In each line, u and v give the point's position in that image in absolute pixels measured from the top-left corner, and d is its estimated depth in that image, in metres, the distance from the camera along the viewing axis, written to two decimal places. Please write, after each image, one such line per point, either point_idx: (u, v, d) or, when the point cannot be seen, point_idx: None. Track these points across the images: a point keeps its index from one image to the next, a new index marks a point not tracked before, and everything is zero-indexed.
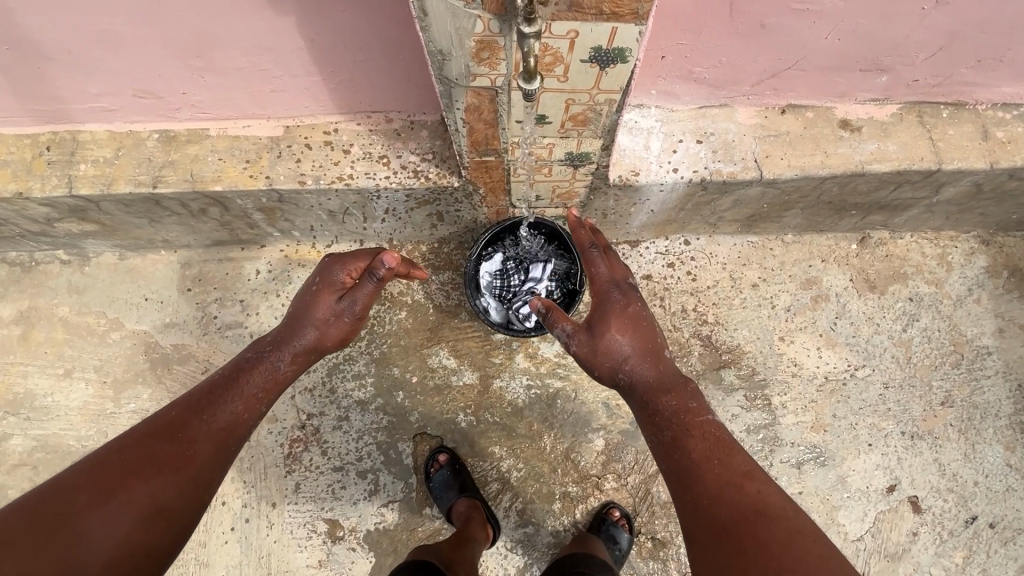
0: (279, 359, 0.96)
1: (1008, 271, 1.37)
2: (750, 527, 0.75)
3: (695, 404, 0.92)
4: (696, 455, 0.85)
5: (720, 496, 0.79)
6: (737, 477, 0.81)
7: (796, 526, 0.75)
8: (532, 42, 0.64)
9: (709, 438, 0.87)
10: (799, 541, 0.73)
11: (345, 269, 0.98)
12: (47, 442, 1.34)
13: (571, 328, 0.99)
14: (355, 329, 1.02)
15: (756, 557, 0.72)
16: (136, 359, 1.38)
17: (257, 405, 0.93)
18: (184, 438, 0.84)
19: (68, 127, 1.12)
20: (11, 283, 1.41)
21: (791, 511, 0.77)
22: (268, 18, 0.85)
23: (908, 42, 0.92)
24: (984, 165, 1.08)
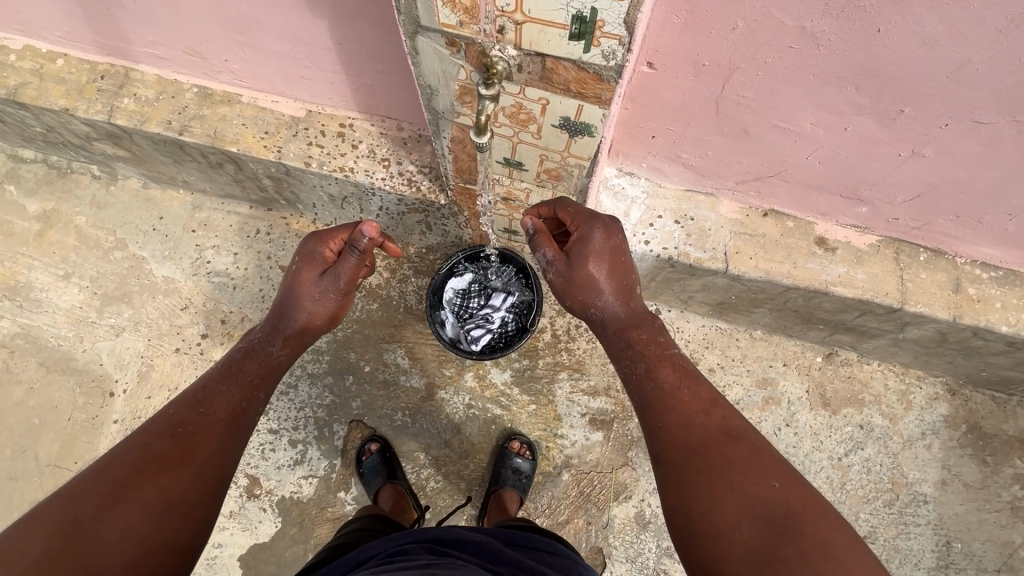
0: (270, 344, 0.97)
1: (967, 426, 1.36)
2: (720, 449, 0.77)
3: (661, 336, 0.94)
4: (668, 384, 0.87)
5: (691, 421, 0.82)
6: (708, 403, 0.84)
7: (763, 447, 0.78)
8: (487, 103, 0.70)
9: (678, 367, 0.89)
10: (766, 460, 0.76)
11: (326, 243, 1.01)
12: (30, 332, 1.46)
13: (553, 255, 0.96)
14: (343, 305, 1.04)
15: (727, 474, 0.74)
16: (129, 280, 1.49)
17: (255, 393, 0.91)
18: (186, 432, 0.79)
19: (124, 63, 1.24)
20: (44, 183, 1.55)
21: (755, 434, 0.80)
22: (305, 17, 0.95)
23: (885, 181, 0.95)
24: (946, 315, 1.09)
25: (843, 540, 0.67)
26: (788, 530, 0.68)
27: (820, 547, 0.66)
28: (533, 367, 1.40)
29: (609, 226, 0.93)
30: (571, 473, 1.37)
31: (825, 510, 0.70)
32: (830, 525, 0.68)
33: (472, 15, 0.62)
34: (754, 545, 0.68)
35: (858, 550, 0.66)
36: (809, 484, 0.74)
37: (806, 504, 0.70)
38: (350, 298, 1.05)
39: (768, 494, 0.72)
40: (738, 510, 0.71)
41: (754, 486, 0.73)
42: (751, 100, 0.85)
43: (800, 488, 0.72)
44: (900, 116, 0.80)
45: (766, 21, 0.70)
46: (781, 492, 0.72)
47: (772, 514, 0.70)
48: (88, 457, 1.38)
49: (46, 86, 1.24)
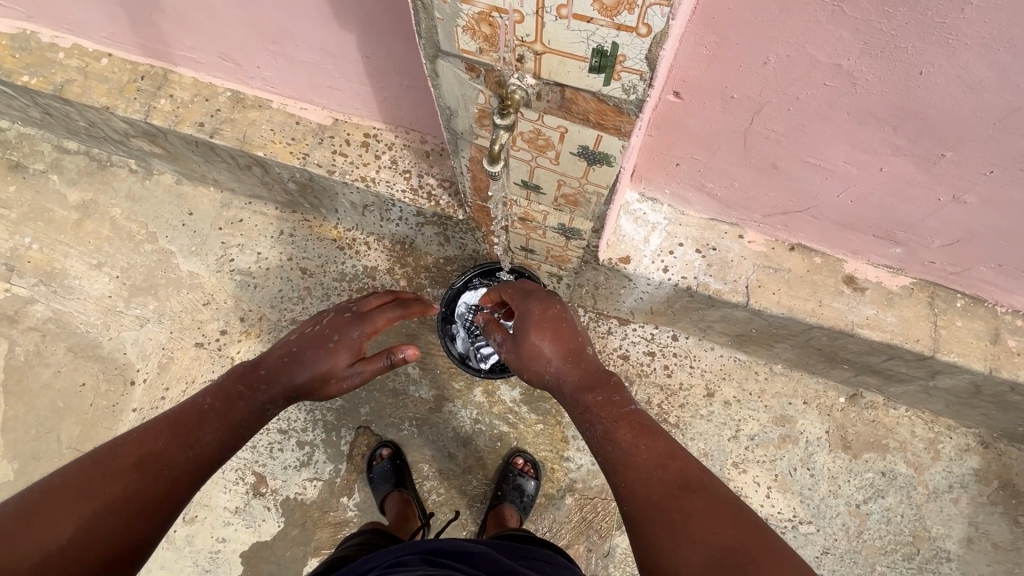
0: None
1: (999, 482, 1.28)
2: (682, 502, 0.74)
3: (618, 397, 0.90)
4: (628, 441, 0.83)
5: (653, 474, 0.79)
6: (667, 451, 0.81)
7: (724, 496, 0.75)
8: (501, 133, 0.69)
9: (637, 422, 0.86)
10: (725, 507, 0.73)
11: (339, 294, 1.09)
12: (61, 317, 1.51)
13: (502, 337, 1.04)
14: None
15: (689, 529, 0.71)
16: (156, 273, 1.54)
17: (247, 415, 0.91)
18: (160, 465, 0.74)
19: (163, 65, 1.28)
20: (85, 174, 1.61)
21: (716, 481, 0.78)
22: (335, 30, 0.95)
23: (921, 224, 0.91)
24: (981, 367, 1.03)
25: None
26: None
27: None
28: (543, 387, 1.39)
29: (544, 300, 1.02)
30: (574, 497, 1.34)
31: (784, 554, 0.68)
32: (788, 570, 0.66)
33: (492, 42, 0.61)
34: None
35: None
36: (768, 528, 0.71)
37: (764, 551, 0.68)
38: None
39: (726, 543, 0.69)
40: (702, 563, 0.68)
41: (713, 535, 0.70)
42: (780, 135, 0.81)
43: (759, 534, 0.70)
44: (940, 160, 0.76)
45: (800, 57, 0.67)
46: (739, 539, 0.69)
47: (731, 561, 0.67)
48: (106, 443, 1.43)
49: (89, 84, 1.29)
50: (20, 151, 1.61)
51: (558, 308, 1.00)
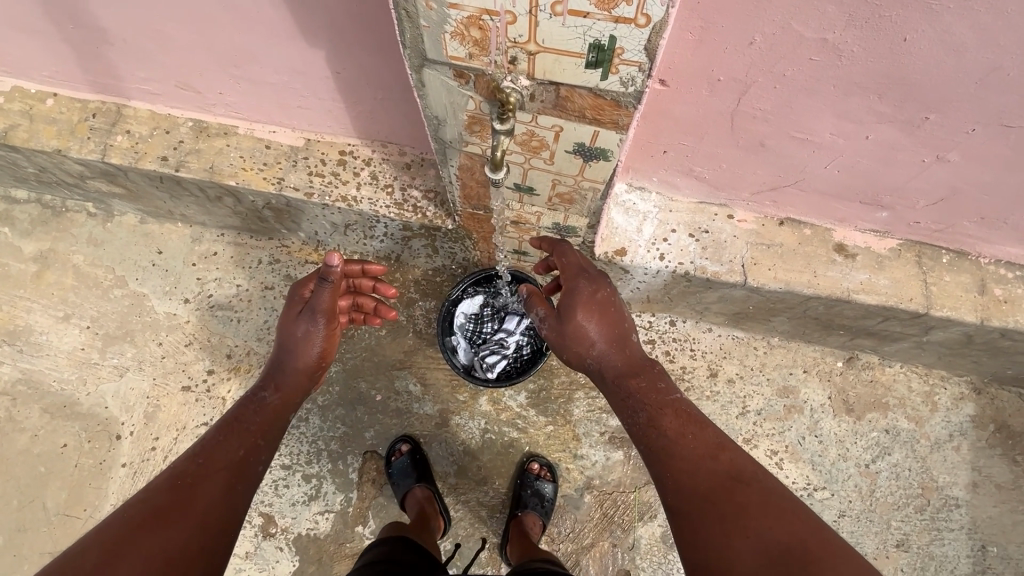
0: (263, 391, 1.00)
1: (995, 425, 1.33)
2: (733, 498, 0.75)
3: (662, 384, 0.93)
4: (674, 434, 0.85)
5: (702, 470, 0.80)
6: (714, 448, 0.83)
7: (779, 494, 0.76)
8: (501, 139, 0.68)
9: (683, 415, 0.88)
10: (780, 504, 0.74)
11: (301, 288, 1.08)
12: (31, 377, 1.42)
13: (546, 312, 1.01)
14: (330, 337, 1.07)
15: (743, 523, 0.72)
16: (130, 318, 1.46)
17: (256, 443, 0.92)
18: (186, 484, 0.80)
19: (115, 100, 1.21)
20: (40, 223, 1.51)
21: (768, 479, 0.79)
22: (301, 47, 0.92)
23: (907, 187, 0.93)
24: (974, 318, 1.07)
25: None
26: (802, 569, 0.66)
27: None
28: (548, 388, 1.37)
29: (595, 278, 0.96)
30: (593, 494, 1.34)
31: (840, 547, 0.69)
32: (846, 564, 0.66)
33: (482, 46, 0.59)
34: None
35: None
36: (823, 526, 0.72)
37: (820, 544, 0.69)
38: (337, 330, 1.08)
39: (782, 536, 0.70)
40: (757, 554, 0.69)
41: (767, 529, 0.71)
42: (768, 113, 0.82)
43: (815, 528, 0.71)
44: (925, 123, 0.77)
45: (785, 34, 0.68)
46: (796, 533, 0.70)
47: (786, 551, 0.68)
48: (97, 504, 1.35)
49: (37, 128, 1.21)
50: None
51: (608, 290, 0.96)
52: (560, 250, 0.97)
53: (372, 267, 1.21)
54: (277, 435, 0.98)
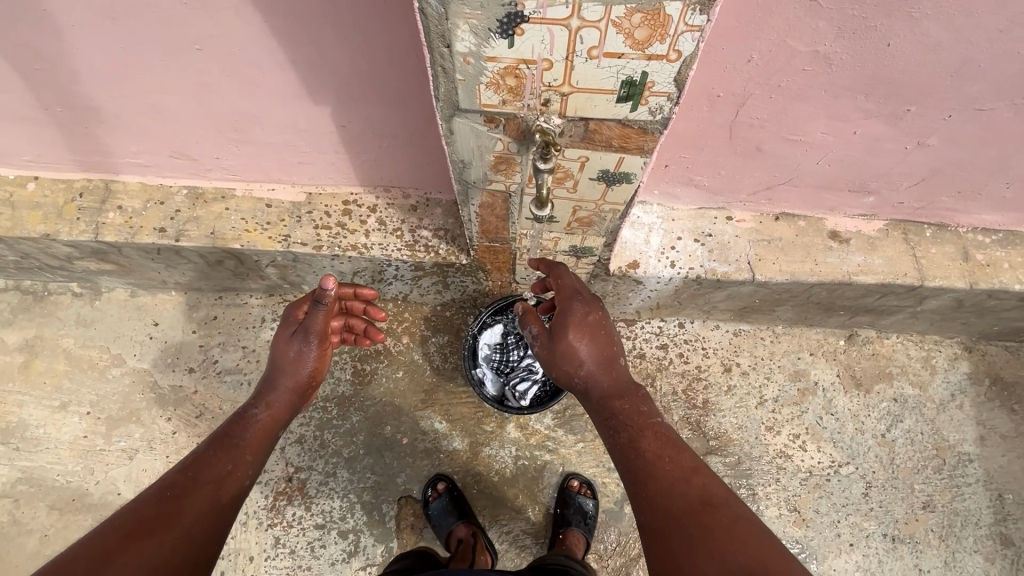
0: (254, 408, 0.99)
1: (990, 379, 1.42)
2: (701, 520, 0.76)
3: (646, 406, 0.94)
4: (651, 456, 0.87)
5: (675, 493, 0.81)
6: (690, 474, 0.83)
7: (750, 522, 0.76)
8: (545, 177, 0.69)
9: (663, 439, 0.89)
10: (748, 531, 0.75)
11: (297, 308, 1.04)
12: (32, 474, 1.34)
13: (537, 331, 1.01)
14: (321, 361, 1.04)
15: (706, 546, 0.73)
16: (133, 397, 1.40)
17: (245, 459, 0.92)
18: (174, 497, 0.80)
19: (102, 177, 1.18)
20: (22, 311, 1.44)
21: (741, 508, 0.79)
22: (306, 106, 0.92)
23: (892, 173, 1.00)
24: (964, 284, 1.15)
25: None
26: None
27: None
28: (573, 406, 1.39)
29: (588, 301, 0.97)
30: (632, 504, 1.35)
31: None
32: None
33: (516, 92, 0.62)
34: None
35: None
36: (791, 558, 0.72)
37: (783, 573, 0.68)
38: (328, 352, 1.05)
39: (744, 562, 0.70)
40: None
41: (729, 554, 0.71)
42: (764, 121, 0.87)
43: (781, 559, 0.71)
44: (907, 115, 0.84)
45: (780, 50, 0.73)
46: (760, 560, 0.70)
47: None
48: None
49: (19, 214, 1.17)
50: None
51: (602, 314, 0.97)
52: (557, 271, 0.99)
53: (364, 291, 1.17)
54: (266, 451, 0.98)
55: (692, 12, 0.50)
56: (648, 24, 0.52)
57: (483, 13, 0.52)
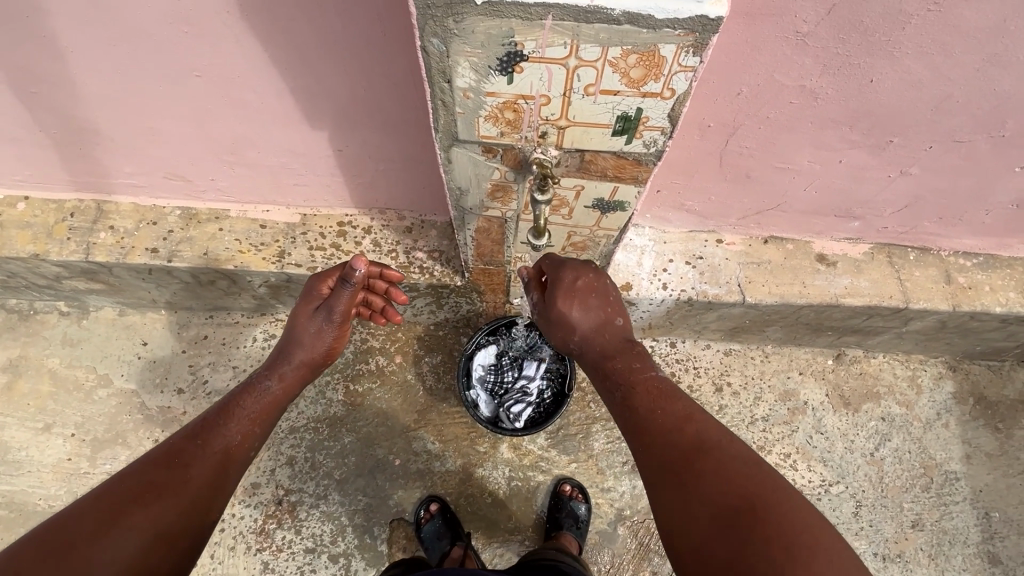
0: (265, 379, 0.97)
1: (974, 398, 1.45)
2: (709, 472, 0.70)
3: (638, 365, 0.89)
4: (651, 413, 0.81)
5: (677, 445, 0.75)
6: (690, 423, 0.77)
7: (762, 468, 0.70)
8: (542, 208, 0.71)
9: (660, 392, 0.83)
10: (760, 478, 0.68)
11: (323, 280, 1.01)
12: (13, 499, 1.31)
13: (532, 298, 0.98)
14: (340, 340, 1.05)
15: (718, 500, 0.67)
16: (119, 418, 1.38)
17: (253, 429, 0.91)
18: (180, 463, 0.78)
19: (95, 197, 1.18)
20: (7, 330, 1.42)
21: (751, 453, 0.73)
22: (303, 131, 0.93)
23: (876, 199, 1.03)
24: (947, 306, 1.18)
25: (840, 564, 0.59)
26: (777, 550, 0.61)
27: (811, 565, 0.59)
28: (566, 426, 1.39)
29: (578, 266, 0.91)
30: (626, 525, 1.35)
31: (826, 529, 0.63)
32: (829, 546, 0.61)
33: (514, 125, 0.63)
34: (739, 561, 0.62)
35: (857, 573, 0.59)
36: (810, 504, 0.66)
37: (803, 523, 0.63)
38: (347, 329, 1.06)
39: (761, 514, 0.64)
40: (728, 530, 0.65)
41: (743, 506, 0.66)
42: (753, 150, 0.90)
43: (802, 508, 0.65)
44: (889, 146, 0.87)
45: (769, 84, 0.76)
46: (777, 510, 0.64)
47: (759, 530, 0.63)
48: None
49: (9, 234, 1.16)
50: None
51: (595, 273, 0.93)
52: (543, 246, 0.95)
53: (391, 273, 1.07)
54: (272, 426, 0.96)
55: (685, 54, 0.52)
56: (643, 64, 0.53)
57: (483, 52, 0.53)
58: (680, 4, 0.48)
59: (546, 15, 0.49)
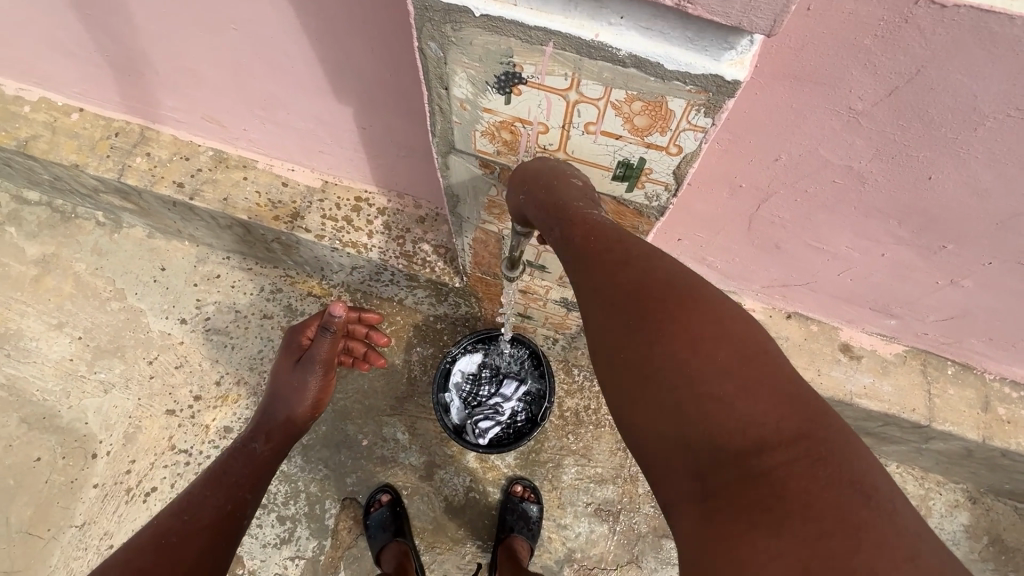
0: (253, 442, 0.99)
1: (988, 537, 1.30)
2: (635, 320, 0.49)
3: (576, 204, 0.57)
4: (586, 256, 0.54)
5: (607, 283, 0.52)
6: (627, 254, 0.53)
7: (700, 298, 0.49)
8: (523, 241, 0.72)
9: (596, 228, 0.56)
10: (694, 313, 0.47)
11: (301, 333, 1.07)
12: (15, 383, 1.39)
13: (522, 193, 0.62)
14: (327, 385, 1.09)
15: (642, 353, 0.48)
16: (123, 333, 1.44)
17: (241, 495, 0.90)
18: (170, 543, 0.76)
19: (140, 122, 1.21)
20: (47, 227, 1.48)
21: (687, 274, 0.51)
22: (330, 102, 0.92)
23: (920, 302, 0.92)
24: (976, 435, 1.05)
25: (784, 418, 0.41)
26: (707, 416, 0.43)
27: (749, 428, 0.41)
28: (538, 450, 1.35)
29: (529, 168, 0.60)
30: (573, 568, 1.30)
31: (772, 366, 0.44)
32: (775, 395, 0.43)
33: (511, 146, 0.60)
34: (663, 434, 0.45)
35: (806, 426, 0.41)
36: (751, 331, 0.46)
37: (743, 369, 0.44)
38: (332, 376, 1.10)
39: (695, 371, 0.44)
40: (654, 395, 0.46)
41: (670, 361, 0.46)
42: (786, 221, 0.82)
43: (744, 345, 0.45)
44: (941, 251, 0.78)
45: (812, 156, 0.68)
46: (715, 360, 0.44)
47: (688, 392, 0.44)
48: (63, 525, 1.31)
49: (57, 141, 1.21)
50: None
51: (552, 159, 0.60)
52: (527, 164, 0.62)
53: (369, 316, 1.13)
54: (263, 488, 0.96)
55: (695, 113, 0.47)
56: (648, 113, 0.49)
57: (481, 66, 0.50)
58: (696, 58, 0.43)
59: (547, 41, 0.45)
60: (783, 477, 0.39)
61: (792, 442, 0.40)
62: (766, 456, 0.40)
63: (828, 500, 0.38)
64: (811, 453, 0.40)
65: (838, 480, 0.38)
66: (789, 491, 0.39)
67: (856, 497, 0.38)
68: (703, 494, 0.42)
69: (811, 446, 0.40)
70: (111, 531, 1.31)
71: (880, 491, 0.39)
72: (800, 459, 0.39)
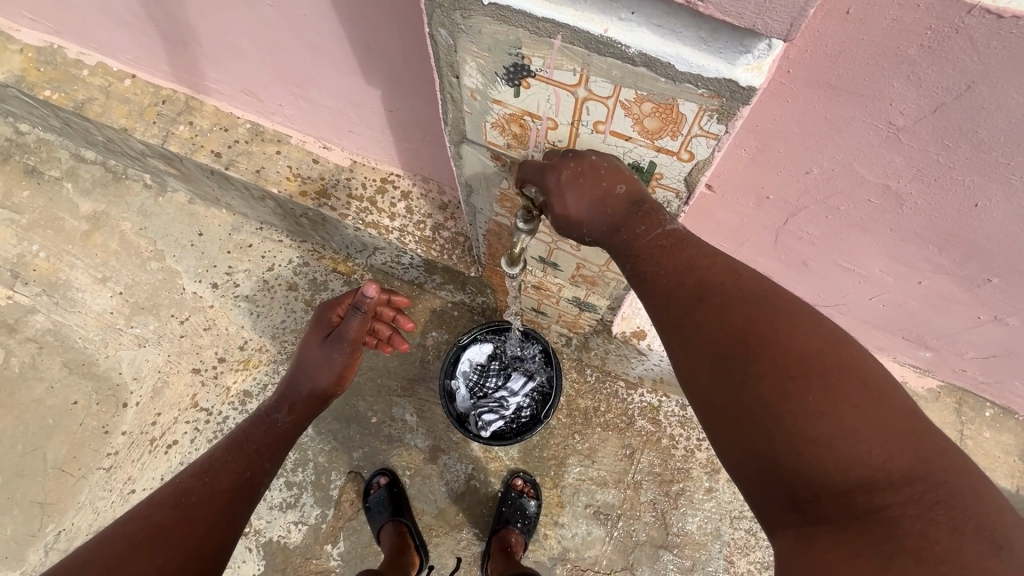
0: (276, 411, 1.00)
1: None
2: (728, 362, 0.52)
3: (642, 229, 0.57)
4: (659, 291, 0.57)
5: (682, 320, 0.55)
6: (701, 290, 0.55)
7: (795, 335, 0.50)
8: (524, 236, 0.71)
9: (668, 251, 0.56)
10: (792, 354, 0.49)
11: (333, 310, 1.07)
12: (60, 331, 1.49)
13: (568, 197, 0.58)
14: (351, 365, 1.07)
15: (738, 396, 0.51)
16: (160, 292, 1.51)
17: (260, 460, 0.92)
18: (189, 504, 0.80)
19: (185, 91, 1.25)
20: (99, 185, 1.56)
21: (779, 300, 0.53)
22: (360, 84, 0.93)
23: (958, 336, 0.87)
24: None
25: (892, 459, 0.46)
26: (814, 460, 0.47)
27: (854, 469, 0.46)
28: (543, 447, 1.34)
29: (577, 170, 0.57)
30: (565, 567, 1.30)
31: (876, 401, 0.47)
32: (881, 435, 0.46)
33: (521, 139, 0.61)
34: (767, 472, 0.50)
35: (916, 465, 0.46)
36: (849, 366, 0.49)
37: (849, 414, 0.47)
38: (358, 356, 1.08)
39: (798, 420, 0.47)
40: (756, 439, 0.50)
41: (769, 404, 0.49)
42: (816, 238, 0.77)
43: (844, 383, 0.48)
44: (986, 284, 0.73)
45: (846, 173, 0.63)
46: (818, 403, 0.47)
47: (790, 437, 0.48)
48: (91, 465, 1.40)
49: (110, 104, 1.27)
50: (37, 156, 1.56)
51: (574, 161, 0.57)
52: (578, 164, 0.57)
53: (397, 300, 1.14)
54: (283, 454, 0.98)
55: (708, 118, 0.48)
56: (659, 115, 0.50)
57: (490, 56, 0.50)
58: (709, 60, 0.44)
59: (555, 34, 0.46)
60: (893, 515, 0.46)
61: (899, 481, 0.46)
62: (876, 496, 0.46)
63: (937, 538, 0.45)
64: (919, 493, 0.46)
65: (951, 516, 0.45)
66: (901, 529, 0.45)
67: (987, 548, 0.44)
68: (807, 521, 0.49)
69: (921, 487, 0.46)
70: (134, 477, 1.40)
71: (988, 516, 0.45)
72: (909, 499, 0.46)
